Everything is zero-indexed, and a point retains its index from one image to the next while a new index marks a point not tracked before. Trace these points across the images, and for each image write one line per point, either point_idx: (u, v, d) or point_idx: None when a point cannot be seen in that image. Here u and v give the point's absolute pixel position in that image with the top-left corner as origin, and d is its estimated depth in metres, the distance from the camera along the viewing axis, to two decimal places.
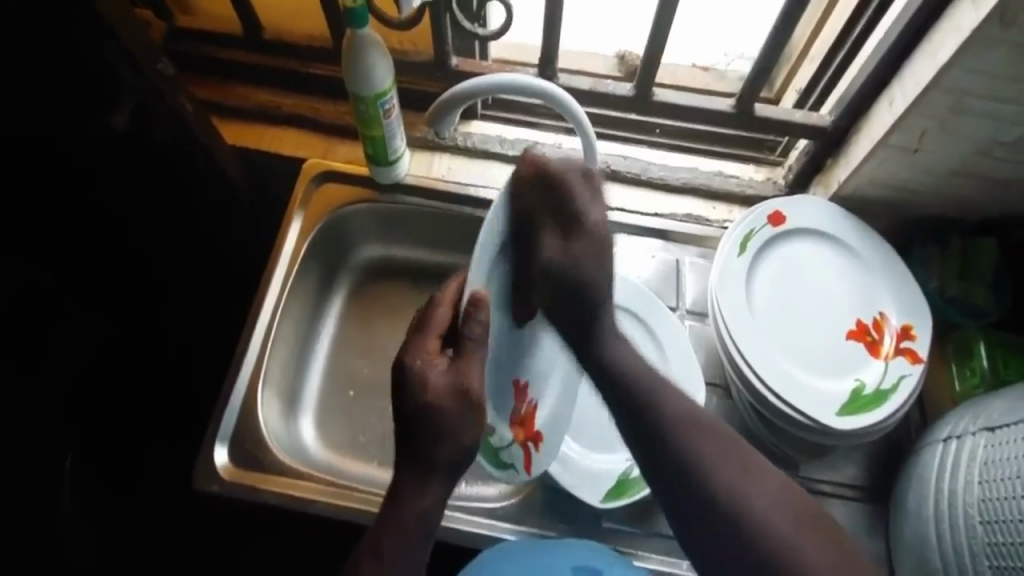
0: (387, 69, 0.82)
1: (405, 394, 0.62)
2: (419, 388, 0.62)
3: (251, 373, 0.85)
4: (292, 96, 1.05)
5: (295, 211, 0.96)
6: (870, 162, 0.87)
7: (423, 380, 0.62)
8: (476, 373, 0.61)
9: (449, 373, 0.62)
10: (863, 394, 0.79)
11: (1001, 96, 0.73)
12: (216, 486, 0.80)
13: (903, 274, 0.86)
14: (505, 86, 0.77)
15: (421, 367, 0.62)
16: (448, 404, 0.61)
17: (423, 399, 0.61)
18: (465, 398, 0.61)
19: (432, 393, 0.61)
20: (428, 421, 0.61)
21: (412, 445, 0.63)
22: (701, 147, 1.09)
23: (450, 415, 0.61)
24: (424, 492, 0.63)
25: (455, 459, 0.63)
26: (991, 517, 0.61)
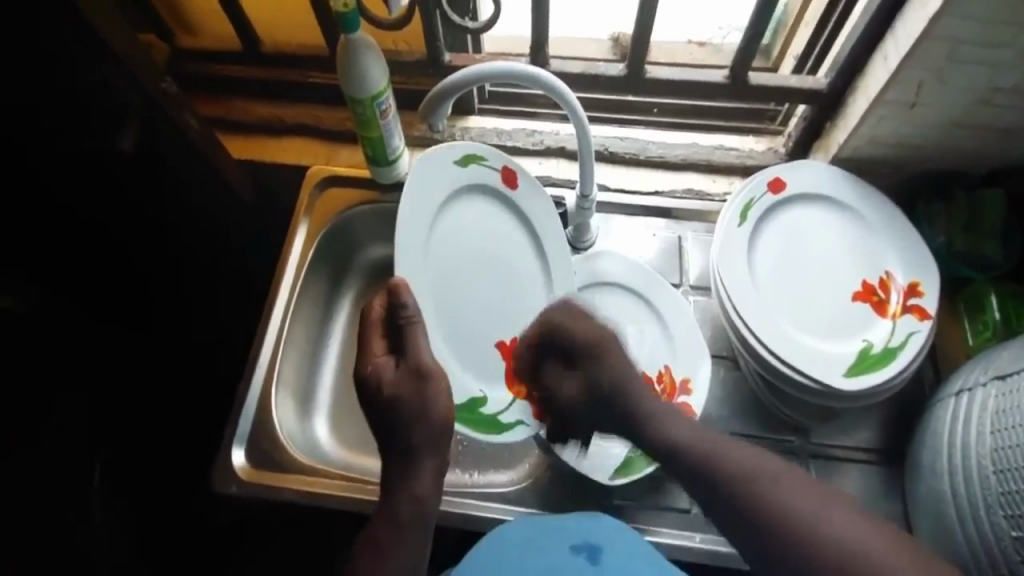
0: (381, 71, 0.84)
1: (368, 397, 0.66)
2: (379, 387, 0.65)
3: (265, 376, 0.88)
4: (295, 106, 1.07)
5: (300, 216, 0.98)
6: (867, 121, 0.85)
7: (381, 380, 0.65)
8: (423, 349, 0.65)
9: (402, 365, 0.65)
10: (870, 353, 0.79)
11: (995, 41, 0.71)
12: (235, 486, 0.82)
13: (909, 232, 0.85)
14: (494, 74, 0.77)
15: (375, 369, 0.66)
16: (410, 390, 0.65)
17: (385, 395, 0.65)
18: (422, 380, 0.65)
19: (390, 388, 0.65)
20: (396, 409, 0.65)
21: (390, 439, 0.67)
22: (699, 122, 1.08)
23: (416, 401, 0.65)
24: (412, 479, 0.66)
25: (431, 439, 0.66)
26: (1003, 466, 0.61)
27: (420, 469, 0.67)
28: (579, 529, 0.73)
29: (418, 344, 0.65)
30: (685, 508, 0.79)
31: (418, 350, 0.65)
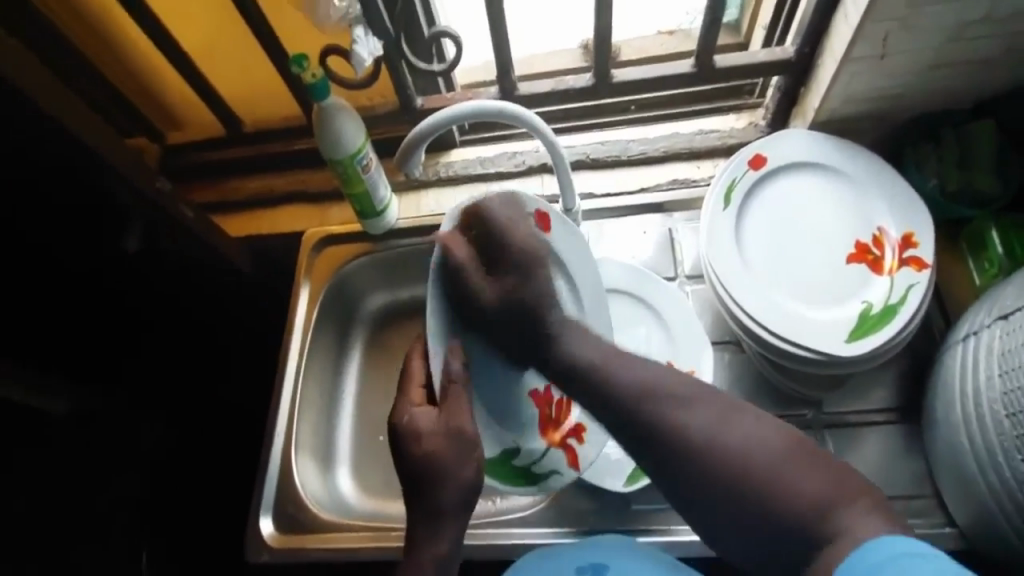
0: (355, 129, 0.87)
1: (401, 450, 0.66)
2: (413, 439, 0.65)
3: (284, 442, 0.91)
4: (287, 174, 1.11)
5: (301, 279, 1.02)
6: (839, 80, 0.84)
7: (416, 431, 0.65)
8: (463, 412, 0.64)
9: (440, 422, 0.64)
10: (871, 314, 0.76)
11: None
12: (265, 555, 0.85)
13: (900, 183, 0.83)
14: (462, 112, 0.79)
15: (411, 419, 0.66)
16: (445, 447, 0.63)
17: (416, 449, 0.65)
18: (459, 439, 0.63)
19: (425, 442, 0.64)
20: (428, 467, 0.64)
21: (419, 498, 0.65)
22: (676, 111, 1.08)
23: (450, 460, 0.63)
24: (438, 538, 0.64)
25: (462, 500, 0.64)
26: (1016, 409, 0.58)
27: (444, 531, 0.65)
28: (592, 550, 0.76)
29: (457, 402, 0.64)
30: None
31: (457, 407, 0.64)
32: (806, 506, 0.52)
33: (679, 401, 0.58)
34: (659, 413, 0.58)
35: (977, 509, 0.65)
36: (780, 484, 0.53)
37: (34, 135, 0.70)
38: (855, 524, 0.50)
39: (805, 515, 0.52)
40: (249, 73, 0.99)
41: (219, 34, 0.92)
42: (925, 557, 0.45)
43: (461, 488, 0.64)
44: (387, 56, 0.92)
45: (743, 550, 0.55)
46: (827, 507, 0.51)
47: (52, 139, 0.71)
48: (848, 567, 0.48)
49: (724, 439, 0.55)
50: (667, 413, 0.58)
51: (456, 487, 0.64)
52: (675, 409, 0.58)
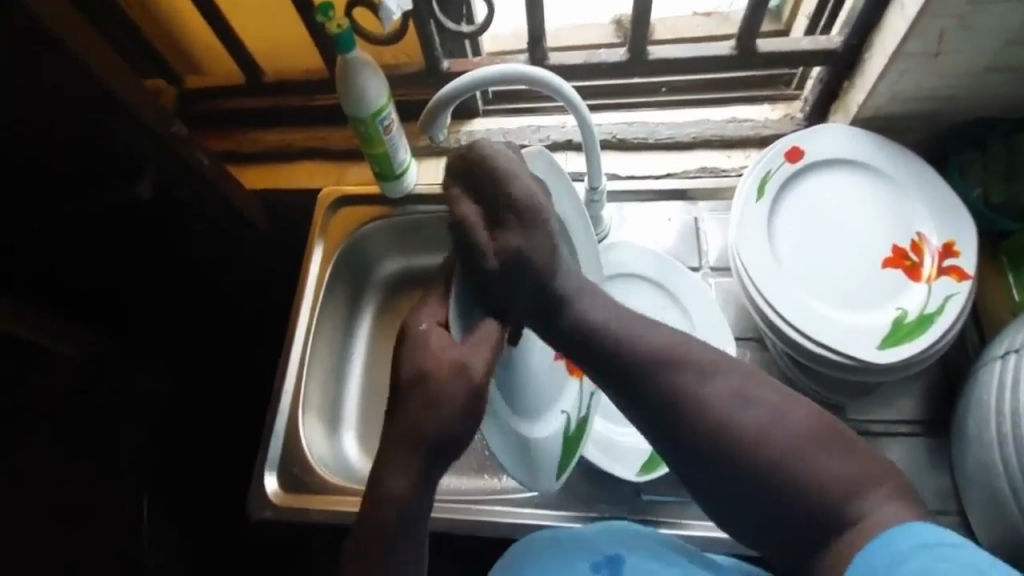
0: (379, 86, 0.84)
1: (404, 355, 0.58)
2: (420, 351, 0.57)
3: (292, 400, 0.90)
4: (305, 130, 1.08)
5: (316, 237, 0.99)
6: (887, 77, 0.80)
7: (426, 343, 0.58)
8: (484, 357, 0.57)
9: (455, 347, 0.57)
10: (906, 322, 0.74)
11: None
12: (269, 511, 0.84)
13: (942, 187, 0.80)
14: (495, 75, 0.76)
15: (427, 328, 0.59)
16: (450, 378, 0.56)
17: (418, 366, 0.57)
18: (462, 380, 0.56)
19: (428, 360, 0.57)
20: (420, 392, 0.57)
21: (401, 423, 0.57)
22: (709, 96, 1.04)
23: (447, 397, 0.56)
24: (403, 476, 0.57)
25: (444, 438, 0.57)
26: None
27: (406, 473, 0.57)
28: (592, 544, 0.68)
29: (482, 344, 0.58)
30: None
31: (483, 349, 0.58)
32: (829, 490, 0.52)
33: (712, 390, 0.55)
34: (695, 395, 0.55)
35: (1008, 527, 0.64)
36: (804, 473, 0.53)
37: (48, 66, 0.67)
38: (876, 509, 0.52)
39: (836, 504, 0.52)
40: (271, 20, 0.95)
41: None
42: (949, 546, 0.48)
43: (445, 428, 0.56)
44: (414, 10, 0.89)
45: (772, 543, 0.56)
46: (857, 496, 0.52)
47: (67, 72, 0.68)
48: (867, 554, 0.51)
49: (761, 429, 0.54)
50: (703, 399, 0.55)
51: (443, 424, 0.56)
52: (705, 394, 0.55)
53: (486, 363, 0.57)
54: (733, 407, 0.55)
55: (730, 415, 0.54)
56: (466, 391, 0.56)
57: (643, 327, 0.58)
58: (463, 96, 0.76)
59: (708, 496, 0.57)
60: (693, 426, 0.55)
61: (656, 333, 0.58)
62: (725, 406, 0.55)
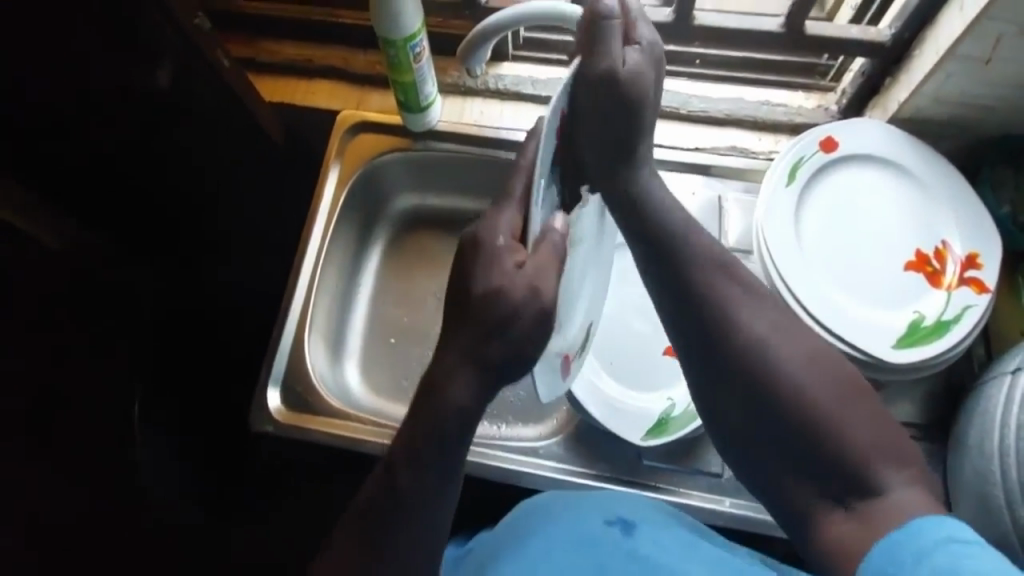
0: (415, 9, 0.79)
1: (470, 267, 0.52)
2: (490, 264, 0.51)
3: (298, 323, 0.89)
4: (325, 48, 1.02)
5: (332, 161, 0.96)
6: (935, 77, 0.79)
7: (494, 258, 0.52)
8: (553, 280, 0.51)
9: (526, 269, 0.51)
10: (922, 326, 0.76)
11: None
12: (270, 427, 0.84)
13: (972, 196, 0.80)
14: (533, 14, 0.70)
15: (503, 243, 0.52)
16: (519, 297, 0.50)
17: (481, 287, 0.51)
18: (530, 303, 0.51)
19: (498, 278, 0.51)
20: (485, 309, 0.51)
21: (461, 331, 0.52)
22: (745, 75, 1.01)
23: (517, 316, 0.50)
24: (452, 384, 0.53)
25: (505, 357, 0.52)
26: None
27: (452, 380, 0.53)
28: (606, 506, 0.69)
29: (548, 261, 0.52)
30: (717, 473, 0.79)
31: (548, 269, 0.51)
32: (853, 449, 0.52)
33: (752, 316, 0.57)
34: (735, 316, 0.57)
35: (993, 531, 0.67)
36: (839, 419, 0.53)
37: None
38: (895, 487, 0.51)
39: (856, 463, 0.52)
40: None
41: None
42: (971, 543, 0.47)
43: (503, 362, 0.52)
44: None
45: (764, 469, 0.57)
46: (877, 462, 0.52)
47: None
48: (890, 543, 0.49)
49: (791, 362, 0.54)
50: (743, 319, 0.57)
51: (513, 344, 0.51)
52: (746, 311, 0.57)
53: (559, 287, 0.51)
54: (768, 335, 0.56)
55: (767, 339, 0.56)
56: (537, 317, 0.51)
57: (693, 243, 0.61)
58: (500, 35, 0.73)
59: (725, 428, 0.58)
60: (724, 354, 0.56)
61: (708, 259, 0.60)
62: (761, 332, 0.56)
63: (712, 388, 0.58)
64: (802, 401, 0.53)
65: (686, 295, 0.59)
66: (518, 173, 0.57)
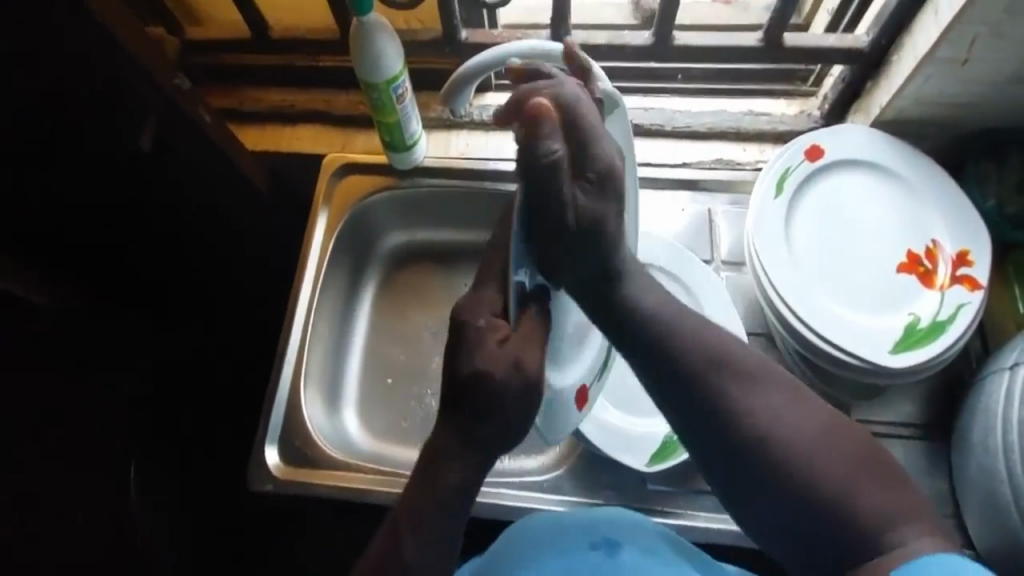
0: (396, 52, 0.81)
1: (455, 351, 0.54)
2: (475, 347, 0.53)
3: (294, 371, 0.90)
4: (306, 93, 1.04)
5: (320, 206, 0.97)
6: (914, 81, 0.79)
7: (479, 344, 0.53)
8: (535, 356, 0.55)
9: (508, 346, 0.54)
10: (917, 328, 0.75)
11: None
12: (270, 486, 0.85)
13: (958, 195, 0.80)
14: (516, 51, 0.71)
15: (485, 327, 0.54)
16: (505, 378, 0.53)
17: (467, 371, 0.53)
18: (515, 379, 0.53)
19: (484, 363, 0.53)
20: (473, 397, 0.53)
21: (459, 417, 0.54)
22: (725, 87, 1.03)
23: (505, 395, 0.53)
24: (447, 473, 0.55)
25: (499, 431, 0.55)
26: None
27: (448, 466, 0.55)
28: (593, 525, 0.69)
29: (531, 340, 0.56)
30: None
31: (529, 342, 0.56)
32: (866, 517, 0.52)
33: (755, 394, 0.57)
34: (738, 396, 0.57)
35: (1008, 532, 0.66)
36: (846, 491, 0.53)
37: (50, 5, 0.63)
38: (912, 542, 0.51)
39: (870, 529, 0.52)
40: None
41: None
42: None
43: (496, 415, 0.54)
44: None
45: (778, 539, 0.56)
46: (890, 526, 0.52)
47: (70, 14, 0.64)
48: None
49: (795, 442, 0.54)
50: (744, 400, 0.56)
51: (499, 424, 0.54)
52: (746, 392, 0.57)
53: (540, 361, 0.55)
54: (771, 412, 0.56)
55: (769, 418, 0.56)
56: (522, 387, 0.54)
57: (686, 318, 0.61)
58: (483, 75, 0.73)
59: (743, 512, 0.58)
60: (729, 436, 0.56)
61: (698, 343, 0.59)
62: (764, 411, 0.56)
63: (720, 463, 0.57)
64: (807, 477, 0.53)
65: (687, 374, 0.58)
66: (495, 253, 0.59)
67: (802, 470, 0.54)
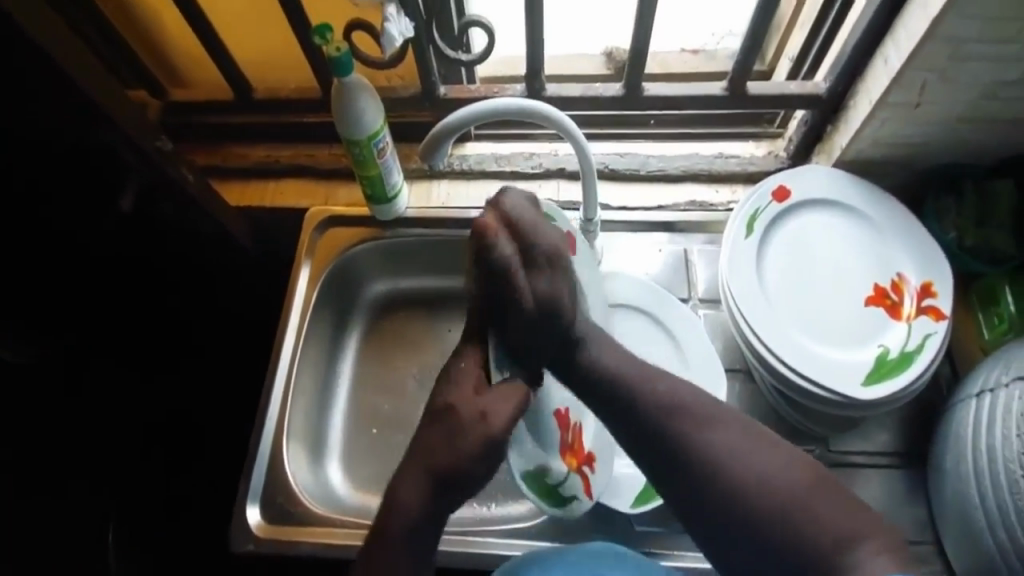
0: (376, 110, 0.84)
1: (439, 389, 0.64)
2: (449, 385, 0.63)
3: (276, 427, 0.89)
4: (290, 148, 1.07)
5: (302, 259, 0.98)
6: (870, 123, 0.84)
7: (454, 376, 0.63)
8: (505, 414, 0.61)
9: (484, 397, 0.62)
10: (887, 359, 0.77)
11: (1000, 37, 0.70)
12: (252, 545, 0.83)
13: (918, 230, 0.84)
14: (495, 108, 0.76)
15: (461, 366, 0.64)
16: (468, 416, 0.61)
17: (442, 404, 0.62)
18: (478, 426, 0.60)
19: (454, 396, 0.62)
20: (441, 424, 0.62)
21: (419, 448, 0.62)
22: (697, 132, 1.06)
23: (466, 438, 0.60)
24: (406, 497, 0.61)
25: (456, 473, 0.60)
26: None
27: (404, 487, 0.61)
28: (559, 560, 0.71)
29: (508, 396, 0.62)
30: None
31: (505, 399, 0.62)
32: (825, 541, 0.57)
33: (713, 434, 0.61)
34: (702, 438, 0.61)
35: (985, 559, 0.67)
36: (807, 520, 0.57)
37: (41, 79, 0.66)
38: (867, 566, 0.55)
39: (829, 552, 0.56)
40: (264, 37, 0.94)
41: (250, 14, 0.90)
42: None
43: (458, 466, 0.60)
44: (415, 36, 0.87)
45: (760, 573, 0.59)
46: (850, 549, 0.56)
47: (60, 84, 0.67)
48: None
49: (757, 475, 0.59)
50: (706, 441, 0.61)
51: (457, 463, 0.60)
52: (706, 431, 0.61)
53: (506, 421, 0.61)
54: (730, 451, 0.60)
55: (729, 456, 0.60)
56: (482, 437, 0.60)
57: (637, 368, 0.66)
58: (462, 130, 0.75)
59: (710, 544, 0.61)
60: (698, 470, 0.60)
61: (658, 386, 0.64)
62: (724, 451, 0.60)
63: (687, 504, 0.61)
64: (768, 502, 0.58)
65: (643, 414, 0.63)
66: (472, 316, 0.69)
67: (764, 498, 0.58)
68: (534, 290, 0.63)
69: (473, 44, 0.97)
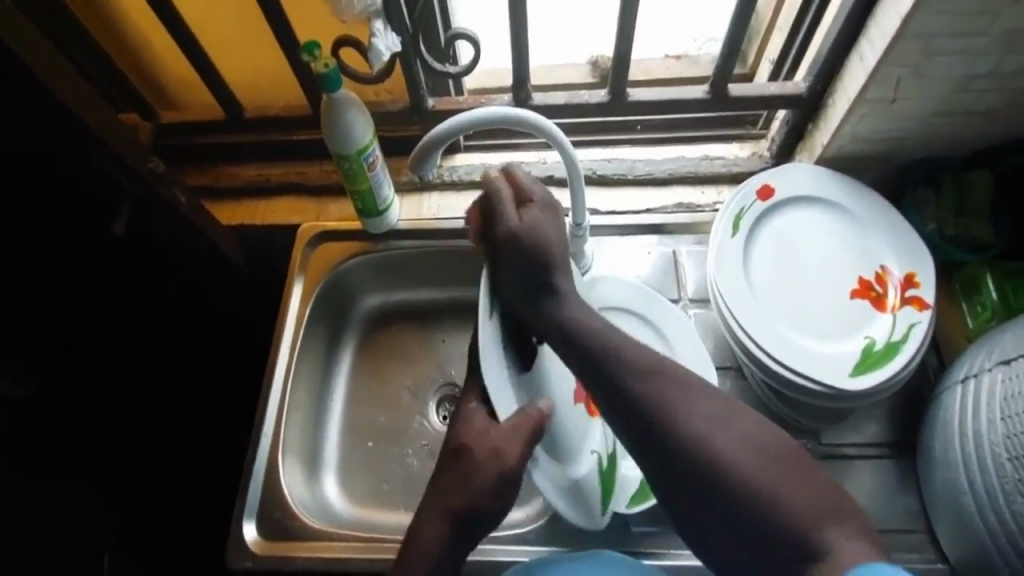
0: (365, 125, 0.85)
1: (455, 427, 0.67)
2: (464, 425, 0.67)
3: (271, 443, 0.89)
4: (281, 166, 1.08)
5: (295, 275, 0.99)
6: (849, 120, 0.85)
7: (468, 418, 0.67)
8: (517, 447, 0.63)
9: (493, 435, 0.64)
10: (874, 350, 0.78)
11: (970, 32, 0.71)
12: (250, 562, 0.82)
13: (899, 222, 0.85)
14: (482, 118, 0.77)
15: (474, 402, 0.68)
16: (483, 457, 0.63)
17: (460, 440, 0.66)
18: (493, 462, 0.63)
19: (470, 434, 0.66)
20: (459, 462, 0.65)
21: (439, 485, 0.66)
22: (682, 135, 1.08)
23: (481, 474, 0.63)
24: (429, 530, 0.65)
25: (476, 509, 0.64)
26: (1017, 452, 0.62)
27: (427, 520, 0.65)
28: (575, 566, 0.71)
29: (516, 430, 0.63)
30: None
31: (514, 434, 0.63)
32: (795, 517, 0.53)
33: (689, 406, 0.58)
34: (675, 407, 0.59)
35: (976, 545, 0.68)
36: (778, 496, 0.54)
37: (31, 106, 0.67)
38: (840, 543, 0.52)
39: (802, 531, 0.53)
40: (252, 57, 0.96)
41: (238, 37, 0.92)
42: None
43: (476, 504, 0.64)
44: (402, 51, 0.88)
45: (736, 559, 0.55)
46: (819, 525, 0.53)
47: (50, 109, 0.68)
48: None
49: (729, 448, 0.56)
50: (681, 410, 0.58)
51: (474, 500, 0.64)
52: (684, 398, 0.59)
53: (518, 452, 0.62)
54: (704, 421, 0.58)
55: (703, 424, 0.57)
56: (495, 472, 0.63)
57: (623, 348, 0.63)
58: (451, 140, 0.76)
59: (681, 518, 0.58)
60: (670, 449, 0.57)
61: (634, 358, 0.62)
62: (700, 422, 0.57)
63: (658, 477, 0.59)
64: (739, 474, 0.55)
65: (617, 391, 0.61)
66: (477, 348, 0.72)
67: (734, 471, 0.55)
68: (521, 227, 0.68)
69: (460, 56, 0.98)
